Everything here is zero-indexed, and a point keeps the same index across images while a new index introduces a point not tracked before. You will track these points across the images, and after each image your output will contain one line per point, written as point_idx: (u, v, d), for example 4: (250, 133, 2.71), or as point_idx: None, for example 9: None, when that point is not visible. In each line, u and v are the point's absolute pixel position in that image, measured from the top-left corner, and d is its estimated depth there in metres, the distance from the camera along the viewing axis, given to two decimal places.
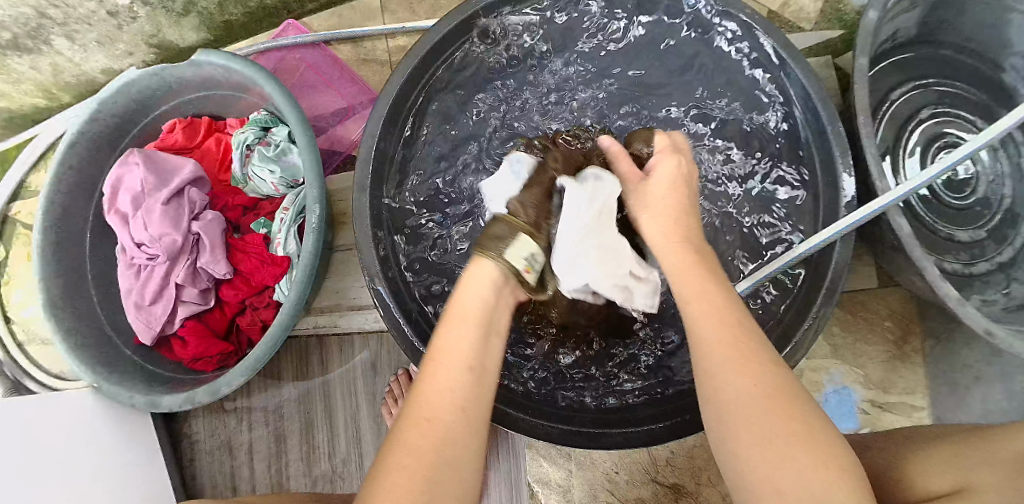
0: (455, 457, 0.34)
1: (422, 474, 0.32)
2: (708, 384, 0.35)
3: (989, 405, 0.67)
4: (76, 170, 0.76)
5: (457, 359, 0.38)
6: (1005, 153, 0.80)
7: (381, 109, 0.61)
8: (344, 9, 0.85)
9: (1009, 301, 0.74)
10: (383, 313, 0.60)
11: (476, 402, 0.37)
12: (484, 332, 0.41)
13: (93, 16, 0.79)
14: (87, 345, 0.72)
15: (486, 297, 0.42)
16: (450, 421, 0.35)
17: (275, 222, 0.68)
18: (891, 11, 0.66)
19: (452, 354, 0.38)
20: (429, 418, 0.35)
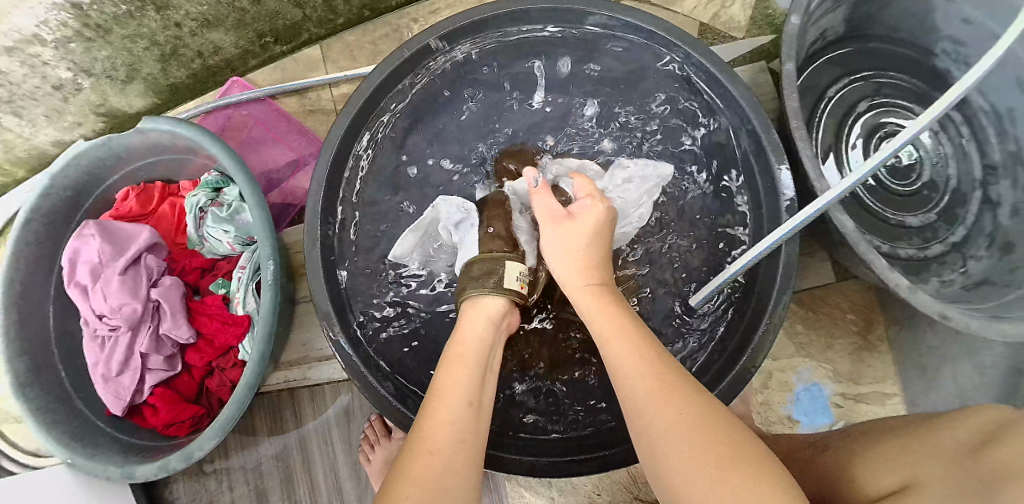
0: (454, 483, 0.35)
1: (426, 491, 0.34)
2: (636, 404, 0.38)
3: (961, 382, 0.71)
4: (34, 246, 0.76)
5: (457, 398, 0.41)
6: (946, 134, 0.82)
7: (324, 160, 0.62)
8: (287, 62, 0.87)
9: (966, 279, 0.75)
10: (343, 362, 0.60)
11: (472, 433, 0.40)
12: (475, 374, 0.45)
13: (38, 92, 0.80)
14: (58, 421, 0.71)
15: (481, 335, 0.50)
16: (451, 450, 0.37)
17: (234, 280, 0.68)
18: (815, 12, 0.68)
19: (453, 393, 0.42)
20: (431, 449, 0.37)
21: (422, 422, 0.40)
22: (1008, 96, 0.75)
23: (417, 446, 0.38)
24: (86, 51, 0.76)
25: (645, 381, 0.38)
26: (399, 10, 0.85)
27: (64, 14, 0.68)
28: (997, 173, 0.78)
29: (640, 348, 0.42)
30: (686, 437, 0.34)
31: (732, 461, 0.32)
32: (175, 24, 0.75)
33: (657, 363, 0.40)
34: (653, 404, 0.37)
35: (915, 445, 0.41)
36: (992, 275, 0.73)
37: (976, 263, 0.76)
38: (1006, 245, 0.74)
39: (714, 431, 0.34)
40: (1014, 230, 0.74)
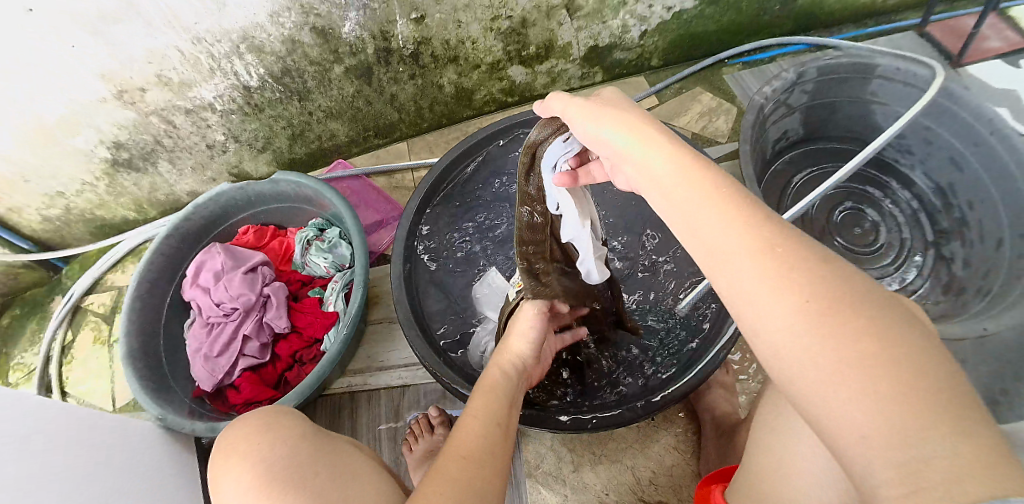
0: (483, 478, 0.45)
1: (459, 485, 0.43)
2: (743, 287, 0.34)
3: None
4: (165, 257, 0.97)
5: (488, 419, 0.53)
6: (898, 208, 1.05)
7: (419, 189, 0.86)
8: (381, 152, 1.15)
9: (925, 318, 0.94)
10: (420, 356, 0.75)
11: (496, 448, 0.50)
12: (501, 403, 0.57)
13: (195, 147, 1.07)
14: (155, 391, 0.86)
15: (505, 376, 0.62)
16: (481, 454, 0.48)
17: (328, 290, 0.89)
18: (772, 118, 0.95)
19: (484, 416, 0.53)
20: (464, 455, 0.47)
21: (459, 429, 0.52)
22: (946, 174, 1.00)
23: (453, 453, 0.47)
24: (241, 122, 1.04)
25: (768, 264, 0.33)
26: (468, 120, 1.15)
27: (235, 91, 0.97)
28: (949, 236, 1.00)
29: (765, 229, 0.35)
30: (812, 332, 0.30)
31: (879, 360, 0.28)
32: (308, 113, 1.04)
33: (781, 242, 0.34)
34: (773, 290, 0.32)
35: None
36: (950, 310, 0.92)
37: (935, 306, 0.95)
38: (959, 289, 0.94)
39: (857, 325, 0.30)
40: (965, 280, 0.94)
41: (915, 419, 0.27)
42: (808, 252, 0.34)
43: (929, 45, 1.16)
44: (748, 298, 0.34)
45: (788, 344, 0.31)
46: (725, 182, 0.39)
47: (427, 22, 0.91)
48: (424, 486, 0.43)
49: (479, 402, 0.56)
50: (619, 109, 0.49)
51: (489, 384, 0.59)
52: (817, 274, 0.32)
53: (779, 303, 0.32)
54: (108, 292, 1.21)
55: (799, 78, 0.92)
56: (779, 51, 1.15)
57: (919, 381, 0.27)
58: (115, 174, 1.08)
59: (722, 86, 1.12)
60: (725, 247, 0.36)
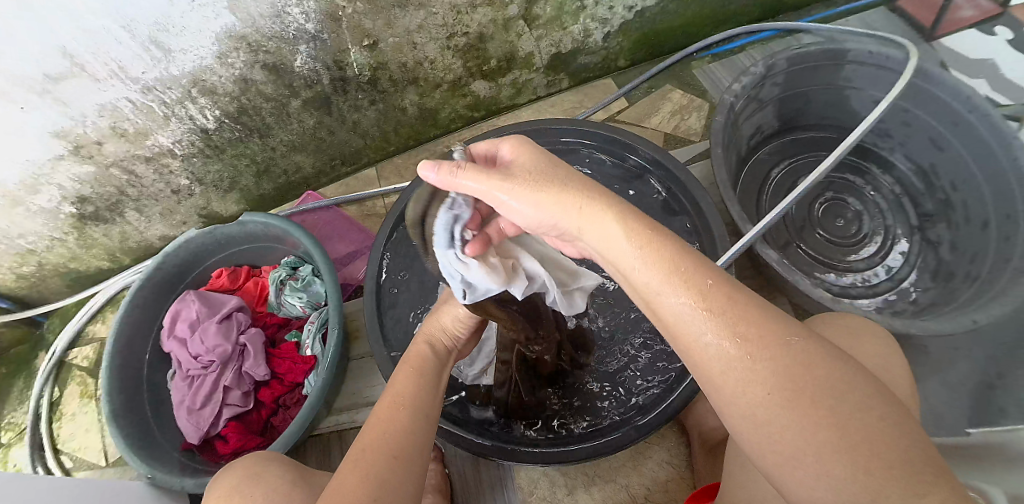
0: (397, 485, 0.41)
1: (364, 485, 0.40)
2: (706, 361, 0.36)
3: (929, 399, 0.81)
4: (140, 310, 0.96)
5: (405, 413, 0.48)
6: (881, 193, 1.04)
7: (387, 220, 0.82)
8: (351, 180, 1.13)
9: (916, 307, 0.93)
10: None
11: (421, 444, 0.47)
12: (416, 392, 0.52)
13: (161, 194, 1.05)
14: (142, 448, 0.86)
15: (417, 365, 0.56)
16: (400, 455, 0.44)
17: (305, 331, 0.87)
18: (743, 113, 0.93)
19: (400, 411, 0.48)
20: (389, 456, 0.43)
21: (368, 431, 0.46)
22: (927, 156, 0.98)
23: (379, 451, 0.43)
24: (204, 164, 1.01)
25: (738, 354, 0.34)
26: (436, 139, 1.13)
27: (194, 136, 0.95)
28: (933, 220, 0.98)
29: (741, 313, 0.35)
30: (782, 421, 0.33)
31: (832, 435, 0.32)
32: (271, 149, 1.02)
33: (759, 322, 0.35)
34: (746, 381, 0.34)
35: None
36: (937, 299, 0.91)
37: (924, 294, 0.94)
38: (947, 274, 0.93)
39: (821, 414, 0.32)
40: (952, 264, 0.93)
41: (866, 488, 0.31)
42: (771, 330, 0.35)
43: (898, 21, 1.14)
44: (718, 385, 0.36)
45: (752, 415, 0.34)
46: (688, 259, 0.38)
47: (382, 48, 0.88)
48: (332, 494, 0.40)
49: (401, 388, 0.52)
50: (547, 182, 0.42)
51: (410, 366, 0.55)
52: (785, 359, 0.34)
53: (751, 391, 0.34)
54: (91, 344, 1.20)
55: (768, 70, 0.92)
56: (747, 40, 1.12)
57: (869, 452, 0.31)
58: (83, 228, 1.06)
59: (692, 81, 1.09)
60: (697, 336, 0.36)
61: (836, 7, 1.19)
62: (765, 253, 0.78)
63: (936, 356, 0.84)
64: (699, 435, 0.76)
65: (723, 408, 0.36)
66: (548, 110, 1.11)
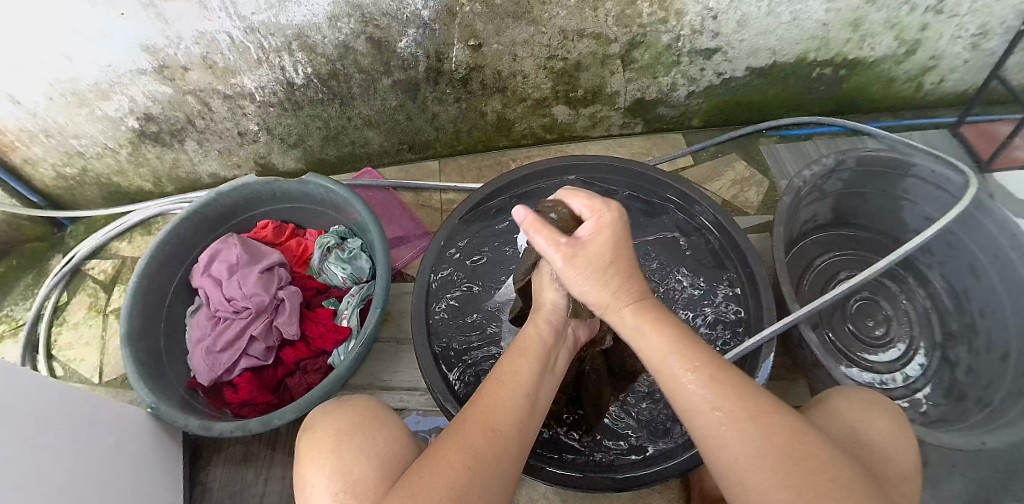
0: (502, 464, 0.44)
1: (466, 464, 0.42)
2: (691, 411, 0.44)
3: None
4: (179, 240, 0.96)
5: (518, 391, 0.50)
6: (913, 304, 1.06)
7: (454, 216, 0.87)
8: (411, 167, 1.15)
9: (925, 420, 0.95)
10: (435, 395, 0.73)
11: (527, 427, 0.49)
12: (531, 369, 0.54)
13: (226, 133, 1.06)
14: (150, 376, 0.85)
15: (540, 344, 0.58)
16: (508, 434, 0.46)
17: (343, 302, 0.88)
18: (805, 199, 0.97)
19: (515, 386, 0.51)
20: (491, 429, 0.46)
21: (481, 397, 0.49)
22: (963, 279, 1.02)
23: (478, 422, 0.46)
24: (277, 116, 1.02)
25: (718, 419, 0.42)
26: (504, 150, 1.15)
27: (278, 86, 0.96)
28: (956, 340, 1.01)
29: (722, 383, 0.44)
30: (752, 478, 0.40)
31: (794, 487, 0.38)
32: (347, 118, 1.03)
33: (739, 394, 0.43)
34: (728, 442, 0.41)
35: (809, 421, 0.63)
36: (948, 415, 0.94)
37: (934, 407, 0.97)
38: (958, 395, 0.96)
39: (784, 476, 0.39)
40: (967, 386, 0.96)
41: None
42: (747, 402, 0.43)
43: (959, 147, 1.19)
44: (707, 444, 0.43)
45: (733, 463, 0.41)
46: (679, 338, 0.48)
47: (484, 51, 0.91)
48: (443, 452, 0.43)
49: (508, 364, 0.54)
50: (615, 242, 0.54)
51: (520, 348, 0.57)
52: (759, 424, 0.41)
53: (731, 449, 0.41)
54: (111, 260, 1.19)
55: (837, 165, 0.96)
56: (816, 130, 1.17)
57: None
58: (140, 145, 1.07)
59: (757, 156, 1.13)
60: (687, 401, 0.45)
61: (903, 121, 1.24)
62: (808, 336, 0.79)
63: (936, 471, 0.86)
64: (702, 492, 0.78)
65: (712, 455, 0.43)
66: (615, 149, 1.14)
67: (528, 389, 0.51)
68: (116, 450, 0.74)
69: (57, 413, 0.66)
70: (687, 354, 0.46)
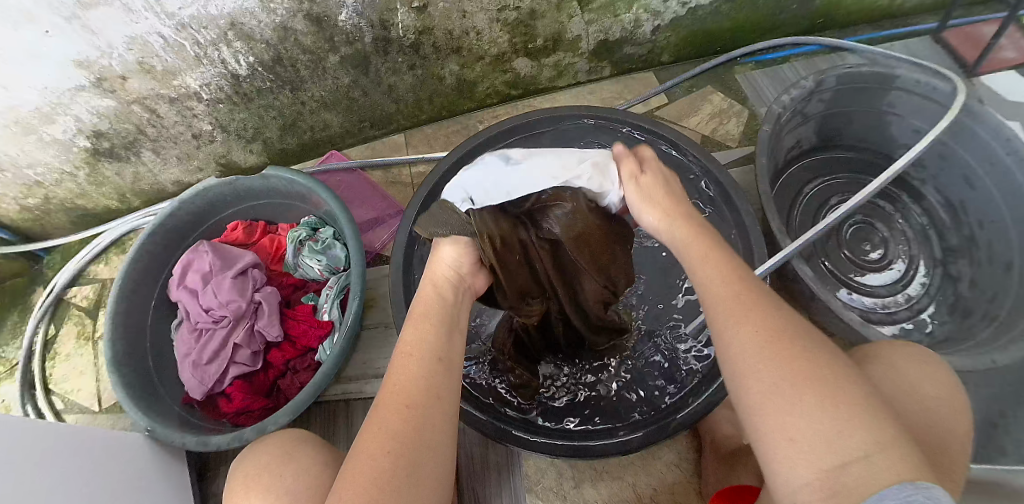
0: (430, 441, 0.43)
1: (392, 446, 0.42)
2: (711, 324, 0.42)
3: None
4: (150, 255, 0.93)
5: (426, 354, 0.48)
6: (908, 222, 1.03)
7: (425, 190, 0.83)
8: (377, 145, 1.12)
9: (931, 338, 0.93)
10: None
11: (444, 386, 0.47)
12: (440, 326, 0.51)
13: (180, 137, 1.01)
14: (142, 397, 0.84)
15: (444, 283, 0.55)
16: (428, 406, 0.45)
17: (322, 296, 0.85)
18: (788, 126, 0.92)
19: (423, 351, 0.48)
20: (406, 404, 0.44)
21: (392, 375, 0.47)
22: (958, 191, 0.98)
23: (393, 403, 0.44)
24: (228, 112, 0.98)
25: (739, 317, 0.40)
26: (469, 113, 1.12)
27: (223, 81, 0.91)
28: (956, 254, 0.98)
29: (737, 276, 0.43)
30: (763, 360, 0.38)
31: (805, 384, 0.36)
32: (301, 103, 0.99)
33: (747, 288, 0.42)
34: (742, 323, 0.40)
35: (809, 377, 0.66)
36: (954, 333, 0.91)
37: (940, 326, 0.94)
38: (965, 311, 0.93)
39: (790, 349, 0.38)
40: (971, 300, 0.93)
41: (824, 427, 0.34)
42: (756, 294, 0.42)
43: (945, 54, 1.12)
44: (722, 344, 0.41)
45: (744, 365, 0.38)
46: (714, 250, 0.46)
47: (430, 12, 0.85)
48: (364, 439, 0.43)
49: (413, 333, 0.50)
50: (672, 198, 0.52)
51: (422, 304, 0.53)
52: (765, 316, 0.40)
53: (739, 339, 0.39)
54: (92, 285, 1.16)
55: (818, 86, 0.91)
56: (794, 51, 1.11)
57: (833, 393, 0.36)
58: (96, 164, 1.03)
59: (735, 85, 1.08)
60: (710, 298, 0.43)
61: (882, 29, 1.18)
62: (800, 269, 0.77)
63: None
64: (711, 439, 0.77)
65: (726, 365, 0.40)
66: (586, 96, 1.10)
67: (437, 349, 0.48)
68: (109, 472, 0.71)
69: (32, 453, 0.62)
70: (722, 270, 0.44)
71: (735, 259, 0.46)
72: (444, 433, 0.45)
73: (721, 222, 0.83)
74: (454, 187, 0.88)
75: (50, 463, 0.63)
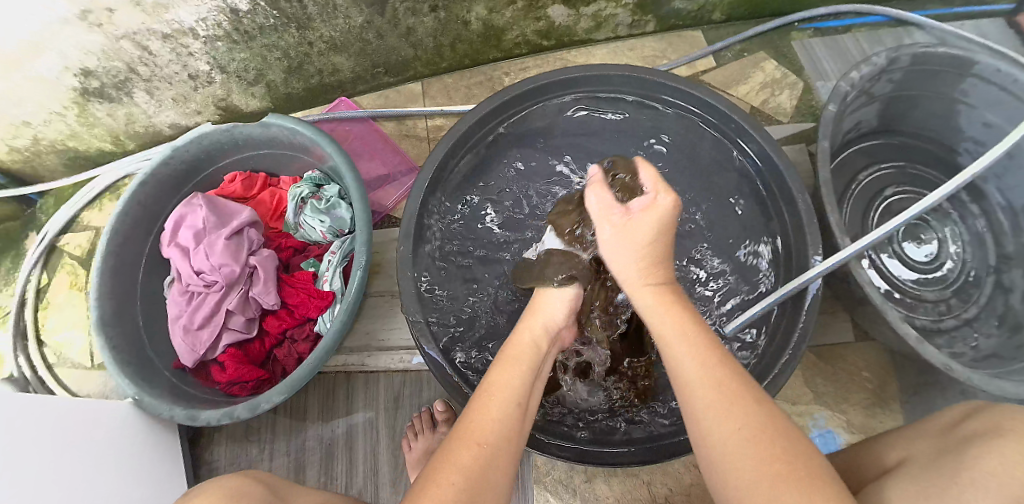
0: (493, 479, 0.41)
1: (466, 490, 0.39)
2: (694, 405, 0.43)
3: None
4: (141, 206, 0.86)
5: (508, 397, 0.47)
6: (964, 223, 0.92)
7: (444, 146, 0.74)
8: (391, 92, 1.03)
9: (977, 353, 0.83)
10: (435, 372, 0.66)
11: (514, 428, 0.45)
12: (522, 375, 0.50)
13: (174, 77, 0.93)
14: (132, 362, 0.79)
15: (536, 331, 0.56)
16: (495, 444, 0.43)
17: (323, 263, 0.79)
18: (852, 105, 0.82)
19: (505, 392, 0.47)
20: (478, 442, 0.43)
21: (473, 412, 0.46)
22: (1022, 194, 0.85)
23: (465, 437, 0.43)
24: (227, 51, 0.89)
25: (715, 395, 0.42)
26: (495, 63, 1.02)
27: (220, 17, 0.81)
28: (1010, 262, 0.86)
29: (710, 353, 0.45)
30: (746, 452, 0.38)
31: (787, 471, 0.36)
32: (308, 44, 0.89)
33: (732, 378, 0.42)
34: (714, 409, 0.41)
35: (894, 438, 0.52)
36: (1001, 350, 0.81)
37: (986, 341, 0.84)
38: (1015, 326, 0.82)
39: (772, 450, 0.37)
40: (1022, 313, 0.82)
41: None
42: (742, 382, 0.42)
43: (1016, 38, 1.00)
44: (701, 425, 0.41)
45: (725, 447, 0.39)
46: (700, 335, 0.47)
47: None
48: (439, 467, 0.41)
49: (499, 375, 0.49)
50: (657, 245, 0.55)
51: (514, 353, 0.52)
52: (737, 392, 0.41)
53: (718, 421, 0.40)
54: (87, 233, 1.10)
55: (889, 64, 0.80)
56: (856, 21, 0.98)
57: (816, 482, 0.35)
58: (85, 104, 0.94)
59: (789, 53, 0.97)
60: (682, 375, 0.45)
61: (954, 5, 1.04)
62: (861, 275, 0.70)
63: (981, 407, 0.77)
64: None
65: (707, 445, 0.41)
66: (625, 53, 1.00)
67: (519, 395, 0.47)
68: (112, 445, 0.70)
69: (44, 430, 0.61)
70: (692, 339, 0.47)
71: (715, 343, 0.46)
72: (504, 465, 0.43)
73: (770, 209, 0.77)
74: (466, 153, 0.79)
75: (31, 431, 0.58)
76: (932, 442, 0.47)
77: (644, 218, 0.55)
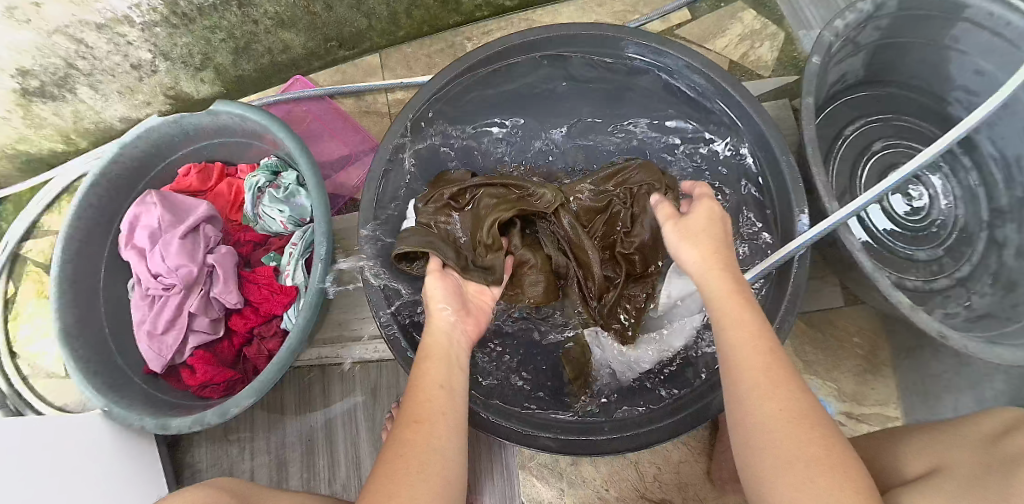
0: (439, 457, 0.42)
1: (416, 467, 0.41)
2: (740, 388, 0.41)
3: None
4: (94, 210, 0.81)
5: (430, 383, 0.47)
6: (956, 177, 0.88)
7: (397, 128, 0.68)
8: (348, 68, 0.97)
9: (970, 312, 0.80)
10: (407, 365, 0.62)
11: (449, 405, 0.46)
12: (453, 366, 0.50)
13: (117, 69, 0.87)
14: (99, 372, 0.76)
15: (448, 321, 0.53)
16: (436, 422, 0.44)
17: (285, 255, 0.75)
18: (835, 54, 0.77)
19: (428, 378, 0.47)
20: (416, 423, 0.44)
21: (409, 397, 0.46)
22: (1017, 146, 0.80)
23: (404, 420, 0.44)
24: (168, 37, 0.83)
25: (761, 376, 0.40)
26: (456, 29, 0.96)
27: (156, 1, 0.75)
28: (1004, 217, 0.83)
29: (763, 338, 0.43)
30: (782, 434, 0.37)
31: (823, 460, 0.36)
32: (252, 22, 0.83)
33: (775, 357, 0.41)
34: (771, 397, 0.39)
35: (921, 439, 0.49)
36: (995, 310, 0.78)
37: (980, 300, 0.80)
38: (1010, 283, 0.79)
39: (812, 437, 0.37)
40: (1016, 270, 0.78)
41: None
42: (783, 362, 0.41)
43: None
44: (745, 408, 0.40)
45: (764, 429, 0.38)
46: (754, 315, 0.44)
47: None
48: (393, 456, 0.42)
49: (425, 363, 0.49)
50: (702, 242, 0.51)
51: (429, 344, 0.51)
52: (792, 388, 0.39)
53: (767, 405, 0.39)
54: (49, 238, 1.06)
55: (875, 9, 0.75)
56: None
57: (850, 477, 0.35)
58: (28, 105, 0.89)
59: (769, 1, 0.90)
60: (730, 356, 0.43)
61: None
62: (847, 236, 0.66)
63: None
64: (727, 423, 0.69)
65: (741, 423, 0.40)
66: (594, 9, 0.94)
67: (442, 378, 0.48)
68: (88, 461, 0.67)
69: (13, 450, 0.58)
70: (752, 337, 0.43)
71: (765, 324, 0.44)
72: (451, 436, 0.44)
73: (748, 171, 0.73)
74: (422, 135, 0.74)
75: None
76: (971, 455, 0.43)
77: (696, 218, 0.54)
